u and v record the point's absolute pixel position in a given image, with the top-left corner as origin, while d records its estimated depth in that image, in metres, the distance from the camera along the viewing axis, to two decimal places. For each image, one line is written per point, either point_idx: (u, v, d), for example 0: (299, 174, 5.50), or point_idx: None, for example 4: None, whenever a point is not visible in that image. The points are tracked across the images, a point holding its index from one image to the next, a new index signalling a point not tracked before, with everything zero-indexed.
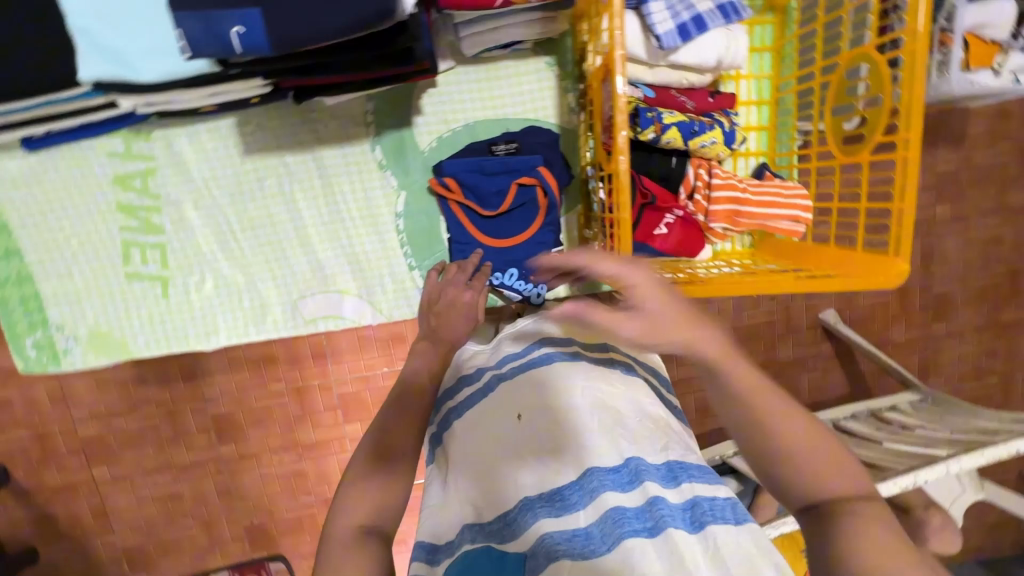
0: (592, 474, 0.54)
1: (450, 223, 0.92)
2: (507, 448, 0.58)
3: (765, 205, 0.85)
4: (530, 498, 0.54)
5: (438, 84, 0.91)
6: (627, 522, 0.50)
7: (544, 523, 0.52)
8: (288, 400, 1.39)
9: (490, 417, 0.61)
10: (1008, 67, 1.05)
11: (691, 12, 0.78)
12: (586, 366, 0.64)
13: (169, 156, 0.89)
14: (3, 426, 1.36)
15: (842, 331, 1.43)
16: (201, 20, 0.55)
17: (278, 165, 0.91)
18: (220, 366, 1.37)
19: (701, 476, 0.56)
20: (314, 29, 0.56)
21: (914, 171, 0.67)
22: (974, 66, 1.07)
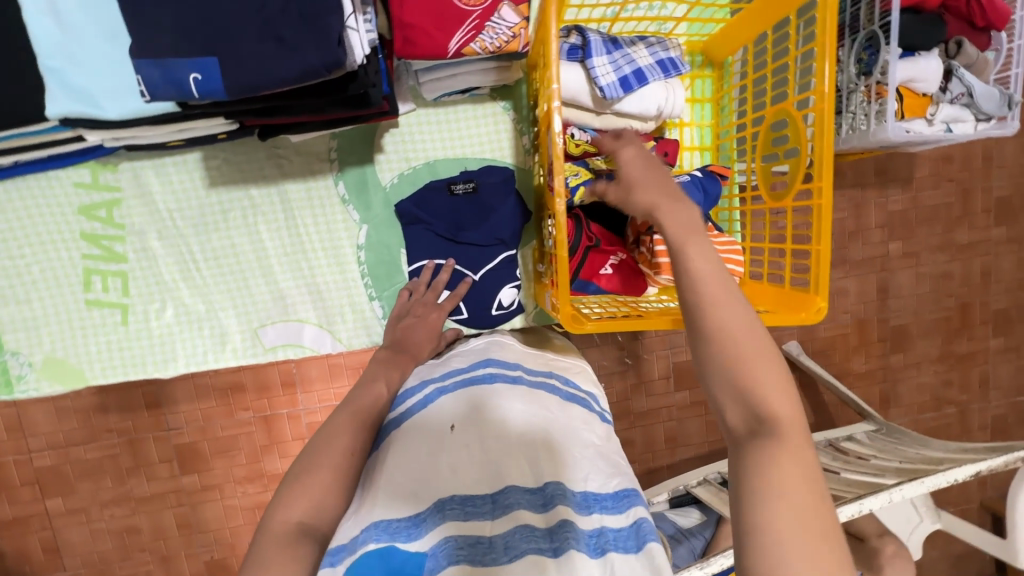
0: (509, 493, 0.62)
1: (412, 253, 0.96)
2: (434, 456, 0.66)
3: None
4: (445, 501, 0.61)
5: (400, 125, 0.96)
6: (537, 541, 0.57)
7: (451, 524, 0.59)
8: (255, 428, 1.39)
9: (427, 427, 0.71)
10: (939, 117, 1.19)
11: (632, 67, 0.86)
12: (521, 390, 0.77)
13: (136, 187, 0.92)
14: None
15: (804, 362, 1.50)
16: (158, 67, 0.59)
17: (243, 198, 0.94)
18: (184, 395, 1.36)
19: (613, 505, 0.62)
20: (266, 74, 0.60)
21: (828, 217, 0.72)
22: (909, 116, 1.19)
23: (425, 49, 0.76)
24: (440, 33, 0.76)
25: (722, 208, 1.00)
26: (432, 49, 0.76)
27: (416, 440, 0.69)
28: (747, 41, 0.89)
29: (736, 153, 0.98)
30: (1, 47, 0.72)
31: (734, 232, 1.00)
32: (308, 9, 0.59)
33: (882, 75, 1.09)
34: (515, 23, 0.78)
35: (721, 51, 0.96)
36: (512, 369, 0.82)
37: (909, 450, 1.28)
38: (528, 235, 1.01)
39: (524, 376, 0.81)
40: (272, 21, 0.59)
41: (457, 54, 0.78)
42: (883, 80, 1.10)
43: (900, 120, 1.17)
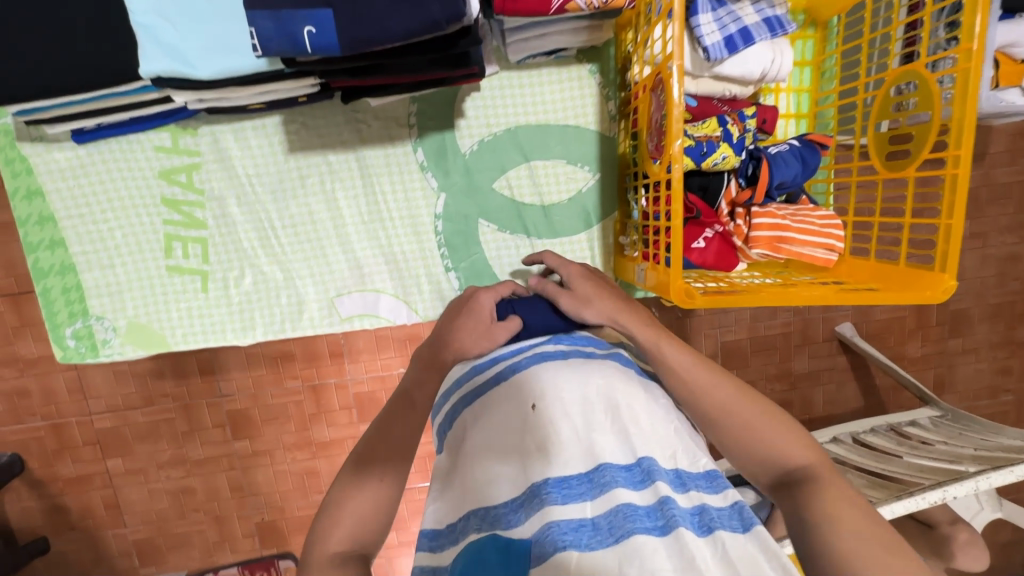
0: (604, 469, 0.59)
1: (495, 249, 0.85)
2: (517, 437, 0.61)
3: (805, 232, 0.84)
4: (540, 486, 0.58)
5: (482, 89, 0.92)
6: (639, 519, 0.55)
7: (551, 510, 0.56)
8: (304, 397, 1.41)
9: (504, 407, 0.64)
10: None
11: (738, 25, 0.81)
12: (601, 361, 0.67)
13: (215, 152, 0.90)
14: (18, 415, 1.37)
15: (859, 345, 1.43)
16: (272, 19, 0.56)
17: (321, 163, 0.92)
18: (237, 362, 1.38)
19: (710, 483, 0.61)
20: (382, 29, 0.57)
21: (964, 188, 0.67)
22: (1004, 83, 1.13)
23: (528, 4, 0.72)
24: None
25: (818, 181, 0.95)
26: (535, 5, 0.72)
27: (496, 418, 0.63)
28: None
29: (837, 120, 0.92)
30: (93, 3, 0.70)
31: (830, 205, 0.94)
32: None
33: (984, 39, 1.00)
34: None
35: (827, 10, 0.89)
36: (586, 339, 0.71)
37: (979, 437, 1.22)
38: (609, 206, 0.97)
39: (600, 347, 0.71)
40: None
41: (560, 9, 0.73)
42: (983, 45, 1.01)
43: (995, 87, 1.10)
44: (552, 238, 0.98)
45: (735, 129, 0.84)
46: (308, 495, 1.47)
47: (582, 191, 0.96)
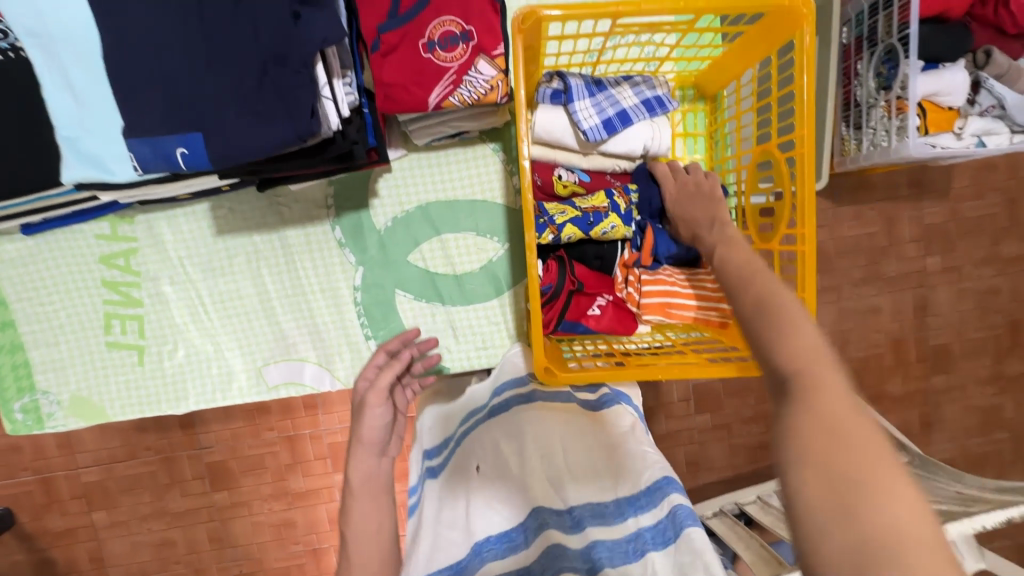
0: (537, 515, 0.74)
1: None
2: (471, 495, 0.81)
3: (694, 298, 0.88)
4: (482, 544, 0.76)
5: (392, 170, 0.99)
6: (568, 558, 0.68)
7: (493, 565, 0.73)
8: (280, 448, 1.46)
9: (460, 466, 0.86)
10: (967, 130, 1.35)
11: (616, 108, 0.86)
12: (531, 408, 0.85)
13: (150, 237, 0.98)
14: (11, 470, 1.45)
15: None
16: (149, 144, 0.64)
17: (246, 244, 0.99)
18: (216, 416, 1.44)
19: (648, 502, 0.72)
20: (245, 148, 0.63)
21: (811, 263, 0.70)
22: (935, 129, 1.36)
23: (408, 104, 0.78)
24: (419, 88, 0.77)
25: None
26: (413, 103, 0.78)
27: (455, 482, 0.84)
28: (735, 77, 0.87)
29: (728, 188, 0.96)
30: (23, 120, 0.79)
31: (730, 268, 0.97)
32: (283, 84, 0.62)
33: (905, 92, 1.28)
34: (492, 75, 0.78)
35: (712, 85, 0.93)
36: (524, 386, 0.89)
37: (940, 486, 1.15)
38: (519, 274, 1.01)
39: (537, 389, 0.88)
40: (250, 97, 0.63)
41: (437, 107, 0.78)
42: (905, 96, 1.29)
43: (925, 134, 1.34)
44: (466, 305, 1.02)
45: (622, 201, 0.89)
46: (286, 546, 1.50)
47: (493, 260, 1.01)
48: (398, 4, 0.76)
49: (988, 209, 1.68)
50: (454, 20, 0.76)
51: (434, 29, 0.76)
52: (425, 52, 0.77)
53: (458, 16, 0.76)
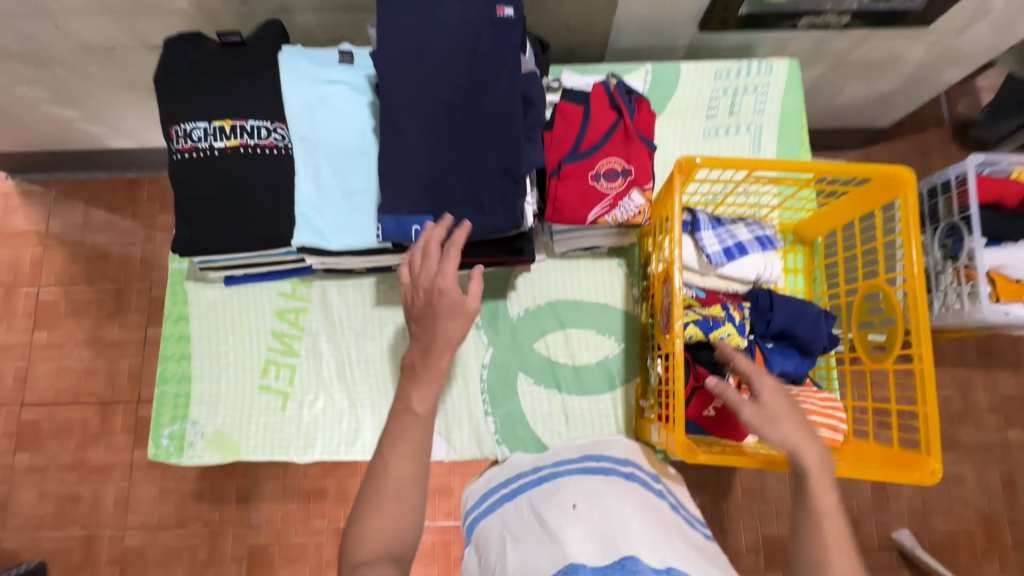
0: (636, 561, 0.69)
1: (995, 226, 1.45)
2: (558, 527, 0.77)
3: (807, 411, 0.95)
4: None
5: (531, 270, 1.17)
6: None
7: None
8: (326, 539, 1.50)
9: (552, 501, 0.83)
10: None
11: (734, 240, 1.04)
12: (634, 483, 0.86)
13: (321, 300, 1.17)
14: (61, 524, 1.54)
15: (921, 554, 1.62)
16: (394, 220, 0.85)
17: (398, 316, 1.16)
18: (271, 495, 1.52)
19: None
20: (466, 231, 0.84)
21: (931, 380, 0.81)
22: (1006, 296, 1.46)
23: (570, 217, 0.99)
24: (583, 206, 0.98)
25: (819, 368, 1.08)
26: (574, 217, 0.99)
27: (540, 515, 0.81)
28: (836, 226, 1.04)
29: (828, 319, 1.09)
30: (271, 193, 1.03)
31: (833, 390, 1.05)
32: (504, 190, 0.83)
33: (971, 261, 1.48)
34: (641, 203, 0.98)
35: (811, 233, 1.11)
36: (626, 466, 0.90)
37: None
38: (631, 372, 1.12)
39: (638, 473, 0.90)
40: (477, 196, 0.84)
41: (593, 221, 0.99)
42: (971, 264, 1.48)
43: (996, 301, 1.45)
44: (580, 395, 1.12)
45: (737, 314, 1.02)
46: None
47: (608, 357, 1.13)
48: (579, 143, 0.99)
49: None
50: (618, 160, 0.98)
51: (602, 164, 0.98)
52: (592, 180, 0.98)
53: (621, 157, 0.98)
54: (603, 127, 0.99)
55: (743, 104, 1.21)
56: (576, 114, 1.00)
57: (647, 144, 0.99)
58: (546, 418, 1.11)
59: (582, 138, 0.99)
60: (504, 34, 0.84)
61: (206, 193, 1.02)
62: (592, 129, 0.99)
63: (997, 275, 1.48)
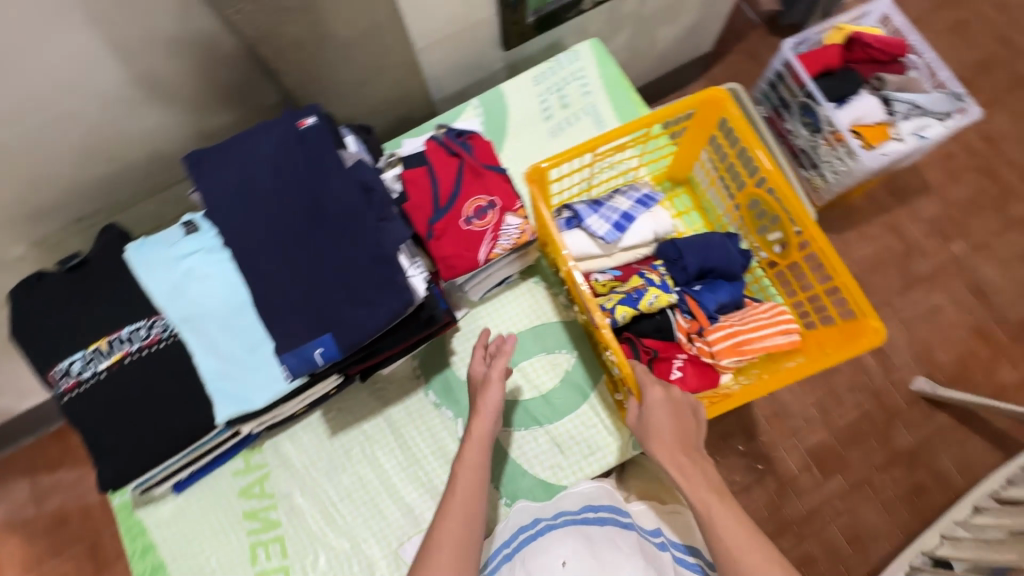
0: None
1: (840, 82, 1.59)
2: None
3: (757, 329, 0.98)
4: None
5: (460, 328, 1.17)
6: None
7: None
8: None
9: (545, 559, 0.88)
10: (904, 132, 1.58)
11: (618, 213, 1.08)
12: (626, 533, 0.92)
13: (277, 458, 1.11)
14: None
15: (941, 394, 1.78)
16: (294, 354, 0.81)
17: (359, 433, 1.12)
18: None
19: None
20: (367, 330, 0.81)
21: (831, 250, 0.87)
22: (875, 140, 1.58)
23: (464, 265, 0.99)
24: (469, 252, 0.99)
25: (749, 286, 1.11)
26: (466, 264, 0.99)
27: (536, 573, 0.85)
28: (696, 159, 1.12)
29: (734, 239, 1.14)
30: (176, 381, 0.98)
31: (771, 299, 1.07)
32: (381, 275, 0.82)
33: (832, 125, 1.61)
34: (519, 223, 1.01)
35: (680, 174, 1.18)
36: (622, 515, 0.97)
37: None
38: (596, 372, 1.12)
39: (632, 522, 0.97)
40: (359, 293, 0.82)
41: (486, 259, 1.00)
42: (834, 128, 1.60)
43: (871, 148, 1.57)
44: (562, 419, 1.10)
45: (654, 275, 1.04)
46: None
47: (569, 370, 1.13)
48: (437, 199, 1.01)
49: (976, 187, 2.05)
50: (481, 196, 1.01)
51: (469, 206, 1.01)
52: (466, 224, 1.00)
53: (482, 192, 1.02)
54: (452, 175, 1.03)
55: (570, 93, 1.27)
56: (421, 175, 1.02)
57: (498, 171, 1.04)
58: (541, 457, 1.09)
59: (438, 194, 1.01)
60: (320, 140, 0.86)
61: (114, 416, 0.97)
62: (443, 181, 1.02)
63: (860, 126, 1.60)
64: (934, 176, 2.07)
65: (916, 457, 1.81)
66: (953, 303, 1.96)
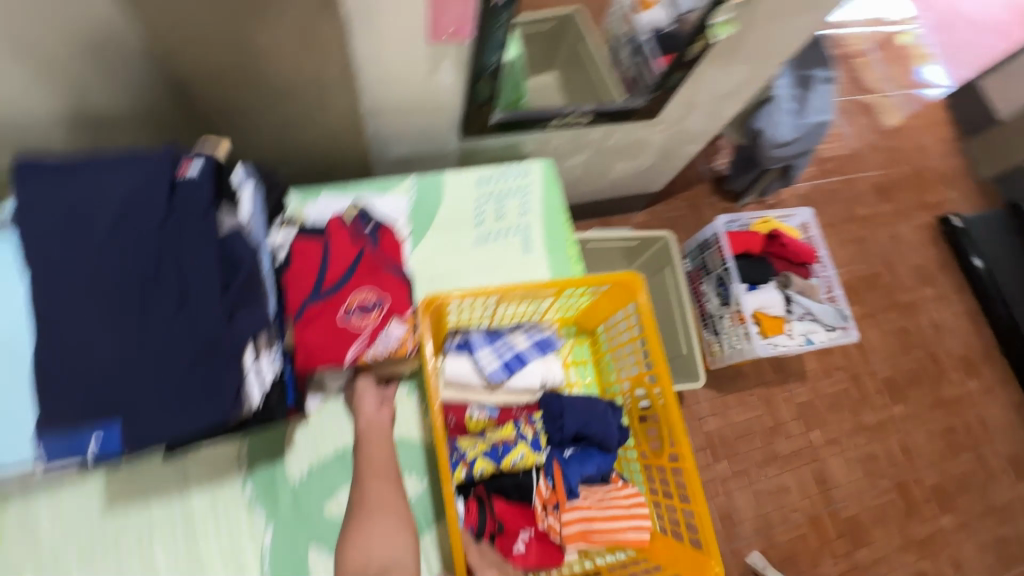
0: None
1: (750, 270, 1.74)
2: None
3: (611, 519, 0.93)
4: None
5: (311, 418, 1.03)
6: None
7: None
8: None
9: None
10: (794, 331, 1.72)
11: (512, 351, 1.03)
12: None
13: (23, 525, 0.89)
14: None
15: None
16: (66, 439, 0.67)
17: (142, 518, 0.92)
18: None
19: None
20: (164, 432, 0.69)
21: (696, 478, 0.84)
22: (771, 331, 1.70)
23: (326, 360, 0.88)
24: (338, 347, 0.89)
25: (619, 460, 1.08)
26: (331, 361, 0.89)
27: None
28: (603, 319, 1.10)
29: None
30: None
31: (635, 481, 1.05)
32: (208, 374, 0.70)
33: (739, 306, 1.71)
34: (402, 332, 0.93)
35: (589, 324, 1.14)
36: None
37: None
38: (439, 511, 1.02)
39: None
40: (172, 388, 0.69)
41: (353, 361, 0.90)
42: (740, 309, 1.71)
43: (764, 337, 1.69)
44: None
45: (529, 429, 0.99)
46: None
47: (412, 499, 1.02)
48: (322, 280, 0.93)
49: (840, 384, 2.22)
50: (370, 290, 0.93)
51: (352, 298, 0.92)
52: (343, 317, 0.91)
53: (372, 288, 0.94)
54: (346, 259, 0.96)
55: (507, 209, 1.25)
56: (313, 249, 0.96)
57: (396, 271, 0.97)
58: None
59: (325, 275, 0.94)
60: (192, 201, 0.74)
61: None
62: (335, 263, 0.95)
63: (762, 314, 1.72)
64: (811, 366, 2.22)
65: None
66: (799, 487, 2.07)
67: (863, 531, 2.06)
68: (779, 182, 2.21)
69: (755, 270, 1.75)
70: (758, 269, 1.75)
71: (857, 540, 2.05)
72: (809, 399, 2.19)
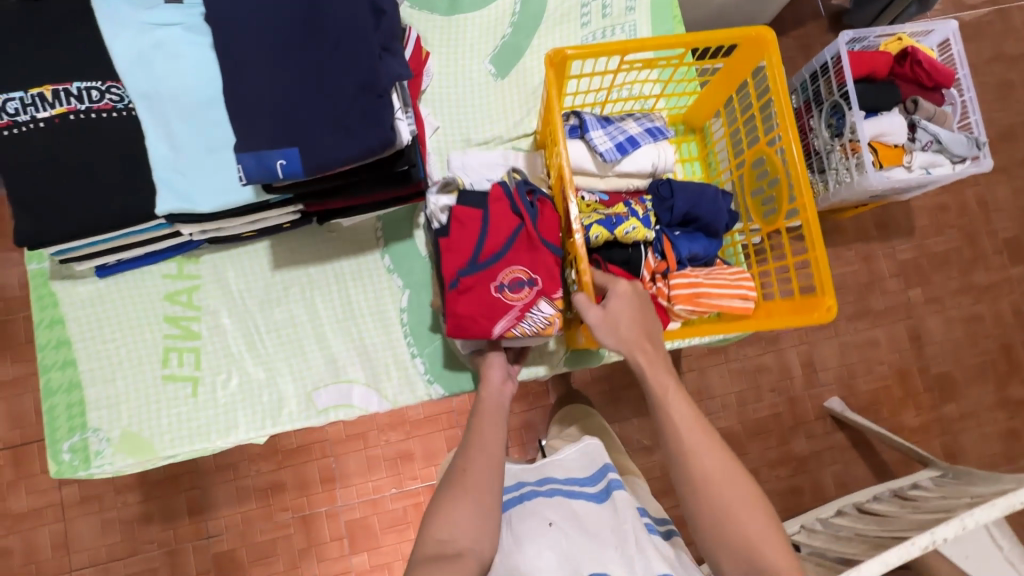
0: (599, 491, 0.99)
1: (876, 94, 1.59)
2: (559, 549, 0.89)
3: (719, 286, 0.98)
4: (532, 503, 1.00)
5: None
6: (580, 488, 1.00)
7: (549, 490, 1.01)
8: (293, 530, 1.52)
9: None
10: (914, 163, 1.57)
11: (625, 135, 1.04)
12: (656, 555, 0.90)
13: (213, 275, 1.07)
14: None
15: (848, 416, 1.82)
16: (254, 157, 0.76)
17: (303, 276, 1.09)
18: (226, 501, 1.52)
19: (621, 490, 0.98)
20: (334, 154, 0.76)
21: (816, 225, 0.84)
22: (889, 162, 1.57)
23: (476, 330, 0.95)
24: (487, 320, 0.95)
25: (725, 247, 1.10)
26: (479, 331, 0.95)
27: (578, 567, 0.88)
28: (717, 106, 1.06)
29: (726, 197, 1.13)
30: (119, 151, 0.91)
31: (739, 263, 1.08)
32: (365, 105, 0.77)
33: (854, 134, 1.56)
34: (550, 313, 0.96)
35: (699, 119, 1.13)
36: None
37: (974, 487, 1.33)
38: None
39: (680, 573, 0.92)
40: (339, 117, 0.77)
41: (500, 334, 0.96)
42: (854, 138, 1.57)
43: (880, 168, 1.56)
44: None
45: (639, 208, 1.03)
46: None
47: None
48: (478, 253, 0.95)
49: (952, 242, 2.02)
50: (524, 269, 0.94)
51: (506, 274, 0.94)
52: (496, 290, 0.94)
53: (526, 266, 0.95)
54: (505, 231, 0.95)
55: (614, 3, 1.17)
56: (473, 218, 0.96)
57: (553, 251, 0.96)
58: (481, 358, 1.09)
59: (482, 248, 0.95)
60: None
61: (48, 158, 0.89)
62: (493, 235, 0.95)
63: (879, 144, 1.58)
64: (921, 223, 2.01)
65: (806, 463, 1.89)
66: (890, 341, 1.97)
67: (955, 387, 1.97)
68: (916, 7, 1.80)
69: (881, 93, 1.59)
70: (883, 92, 1.59)
71: (945, 395, 1.96)
72: (917, 256, 2.01)
